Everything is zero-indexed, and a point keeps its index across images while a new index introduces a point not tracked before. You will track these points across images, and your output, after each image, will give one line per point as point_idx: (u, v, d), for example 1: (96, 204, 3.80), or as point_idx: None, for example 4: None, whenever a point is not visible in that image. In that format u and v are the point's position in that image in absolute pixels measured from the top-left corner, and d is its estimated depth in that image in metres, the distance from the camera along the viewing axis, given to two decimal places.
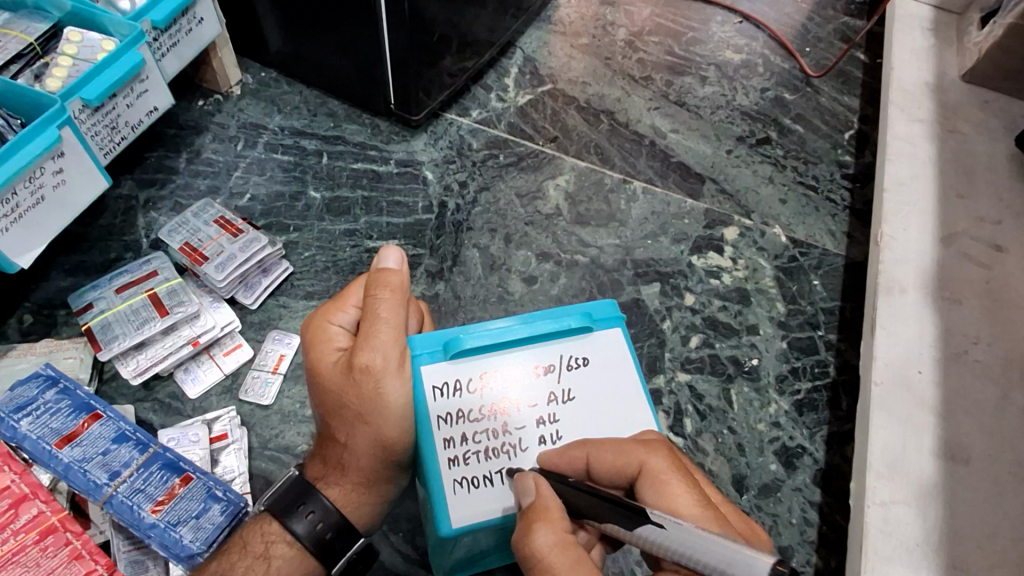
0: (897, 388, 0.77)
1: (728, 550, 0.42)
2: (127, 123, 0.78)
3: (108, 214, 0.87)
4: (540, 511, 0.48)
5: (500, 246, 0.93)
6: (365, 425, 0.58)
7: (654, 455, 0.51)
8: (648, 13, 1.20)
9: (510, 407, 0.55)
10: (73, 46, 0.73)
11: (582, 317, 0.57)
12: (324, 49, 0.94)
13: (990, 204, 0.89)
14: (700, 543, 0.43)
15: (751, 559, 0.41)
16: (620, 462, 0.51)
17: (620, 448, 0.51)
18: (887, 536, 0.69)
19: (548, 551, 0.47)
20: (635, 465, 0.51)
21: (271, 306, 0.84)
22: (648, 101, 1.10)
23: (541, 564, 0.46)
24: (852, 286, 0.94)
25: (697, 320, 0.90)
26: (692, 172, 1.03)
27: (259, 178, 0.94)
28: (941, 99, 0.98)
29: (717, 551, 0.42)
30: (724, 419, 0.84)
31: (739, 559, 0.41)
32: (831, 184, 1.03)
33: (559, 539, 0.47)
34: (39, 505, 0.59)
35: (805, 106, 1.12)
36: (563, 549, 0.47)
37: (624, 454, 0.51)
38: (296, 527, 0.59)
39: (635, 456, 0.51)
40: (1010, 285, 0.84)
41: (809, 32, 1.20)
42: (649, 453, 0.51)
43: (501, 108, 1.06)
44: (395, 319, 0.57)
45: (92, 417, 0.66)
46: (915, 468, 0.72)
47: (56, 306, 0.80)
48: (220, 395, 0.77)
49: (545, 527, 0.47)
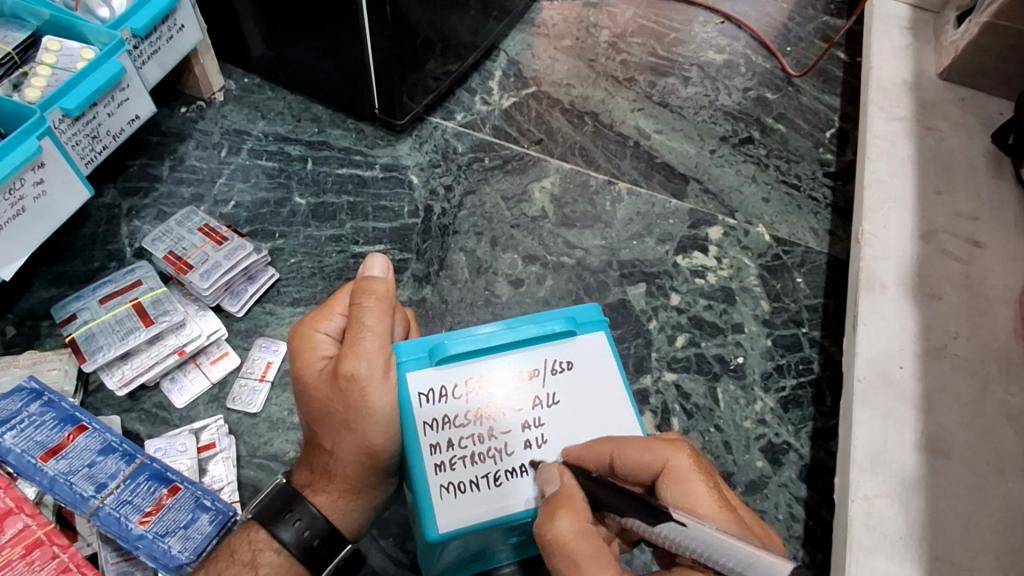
0: (879, 382, 0.78)
1: (747, 554, 0.46)
2: (108, 132, 0.77)
3: (91, 224, 0.86)
4: (568, 500, 0.50)
5: (487, 249, 0.93)
6: (351, 432, 0.58)
7: (679, 453, 0.53)
8: (630, 14, 1.21)
9: (496, 412, 0.55)
10: (52, 55, 0.73)
11: (565, 321, 0.57)
12: (307, 54, 0.94)
13: (968, 200, 0.91)
14: (721, 546, 0.47)
15: (770, 563, 0.45)
16: (646, 460, 0.52)
17: (648, 446, 0.53)
18: (870, 530, 0.70)
19: (569, 539, 0.48)
20: (660, 462, 0.53)
21: (258, 313, 0.83)
22: (631, 102, 1.11)
23: (562, 551, 0.48)
24: (835, 283, 0.96)
25: (683, 319, 0.91)
26: (676, 173, 1.04)
27: (244, 185, 0.93)
28: (919, 97, 1.00)
29: (739, 554, 0.46)
30: (710, 418, 0.84)
31: (760, 563, 0.46)
32: (813, 183, 1.05)
33: (579, 527, 0.49)
34: (25, 519, 0.59)
35: (787, 105, 1.13)
36: (583, 536, 0.49)
37: (651, 451, 0.53)
38: (283, 534, 0.59)
39: (661, 454, 0.53)
40: (987, 279, 0.85)
41: (789, 32, 1.21)
42: (673, 453, 0.53)
43: (486, 112, 1.07)
44: (381, 327, 0.57)
45: (77, 429, 0.65)
46: (897, 462, 0.74)
47: (39, 317, 0.79)
48: (207, 404, 0.77)
49: (570, 516, 0.49)
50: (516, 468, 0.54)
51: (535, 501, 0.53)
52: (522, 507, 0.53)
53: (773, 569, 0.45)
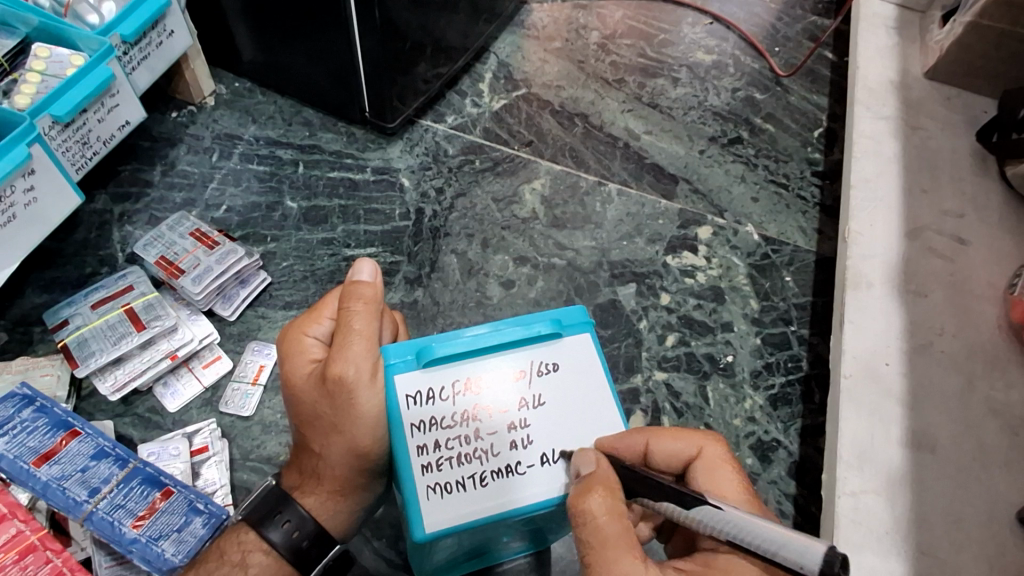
0: (865, 380, 0.79)
1: (780, 535, 0.47)
2: (98, 138, 0.77)
3: (82, 229, 0.86)
4: (602, 480, 0.50)
5: (478, 250, 0.94)
6: (340, 435, 0.59)
7: (712, 444, 0.58)
8: (620, 16, 1.22)
9: (482, 413, 0.56)
10: (41, 62, 0.72)
11: (552, 323, 0.57)
12: (299, 59, 0.94)
13: (954, 198, 0.92)
14: (752, 526, 0.48)
15: (804, 545, 0.46)
16: (680, 448, 0.57)
17: (681, 436, 0.58)
18: (856, 525, 0.71)
19: (601, 517, 0.50)
20: (694, 450, 0.58)
21: (250, 317, 0.83)
22: (621, 103, 1.12)
23: (593, 525, 0.50)
24: (822, 282, 0.97)
25: (673, 318, 0.92)
26: (666, 173, 1.05)
27: (235, 190, 0.94)
28: (904, 96, 1.01)
29: (770, 536, 0.47)
30: (701, 416, 0.85)
31: (791, 545, 0.46)
32: (801, 182, 1.06)
33: (609, 506, 0.50)
34: (18, 525, 0.59)
35: (775, 105, 1.14)
36: (614, 515, 0.50)
37: (683, 441, 0.58)
38: (273, 535, 0.60)
39: (694, 443, 0.58)
40: (973, 276, 0.86)
41: (777, 32, 1.22)
42: (706, 444, 0.58)
43: (476, 114, 1.07)
44: (370, 331, 0.58)
45: (70, 434, 0.65)
46: (883, 458, 0.75)
47: (31, 323, 0.79)
48: (199, 408, 0.77)
49: (604, 495, 0.50)
50: (502, 469, 0.54)
51: (525, 501, 0.54)
52: (511, 505, 0.54)
53: (808, 552, 0.45)
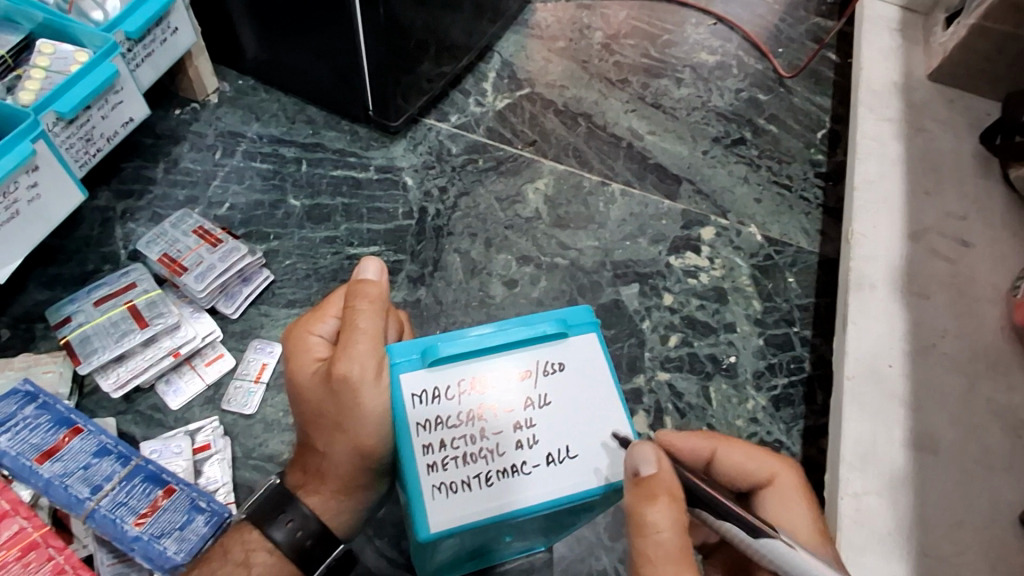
0: (868, 381, 0.79)
1: None
2: (102, 135, 0.77)
3: (85, 225, 0.86)
4: (667, 487, 0.48)
5: (481, 250, 0.94)
6: (346, 434, 0.58)
7: (788, 473, 0.57)
8: (624, 16, 1.22)
9: (488, 412, 0.55)
10: (46, 58, 0.72)
11: (557, 323, 0.57)
12: (302, 55, 0.94)
13: (957, 200, 0.92)
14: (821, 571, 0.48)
15: None
16: (750, 467, 0.57)
17: (754, 457, 0.57)
18: (859, 527, 0.71)
19: (664, 527, 0.48)
20: (766, 474, 0.57)
21: (253, 315, 0.83)
22: (625, 103, 1.12)
23: (655, 538, 0.48)
24: (825, 283, 0.97)
25: (676, 319, 0.92)
26: (669, 174, 1.05)
27: (238, 187, 0.93)
28: (908, 98, 1.01)
29: None
30: (703, 417, 0.85)
31: None
32: (804, 183, 1.06)
33: (674, 518, 0.48)
34: (20, 522, 0.59)
35: (779, 106, 1.14)
36: (677, 527, 0.48)
37: (756, 461, 0.57)
38: (276, 534, 0.60)
39: (767, 468, 0.57)
40: (975, 278, 0.86)
41: (781, 32, 1.22)
42: (781, 471, 0.57)
43: (480, 113, 1.07)
44: (375, 330, 0.58)
45: (72, 431, 0.65)
46: (886, 459, 0.74)
47: (33, 319, 0.79)
48: (201, 405, 0.77)
49: (669, 504, 0.48)
50: (507, 469, 0.54)
51: (529, 501, 0.54)
52: (516, 505, 0.53)
53: None
